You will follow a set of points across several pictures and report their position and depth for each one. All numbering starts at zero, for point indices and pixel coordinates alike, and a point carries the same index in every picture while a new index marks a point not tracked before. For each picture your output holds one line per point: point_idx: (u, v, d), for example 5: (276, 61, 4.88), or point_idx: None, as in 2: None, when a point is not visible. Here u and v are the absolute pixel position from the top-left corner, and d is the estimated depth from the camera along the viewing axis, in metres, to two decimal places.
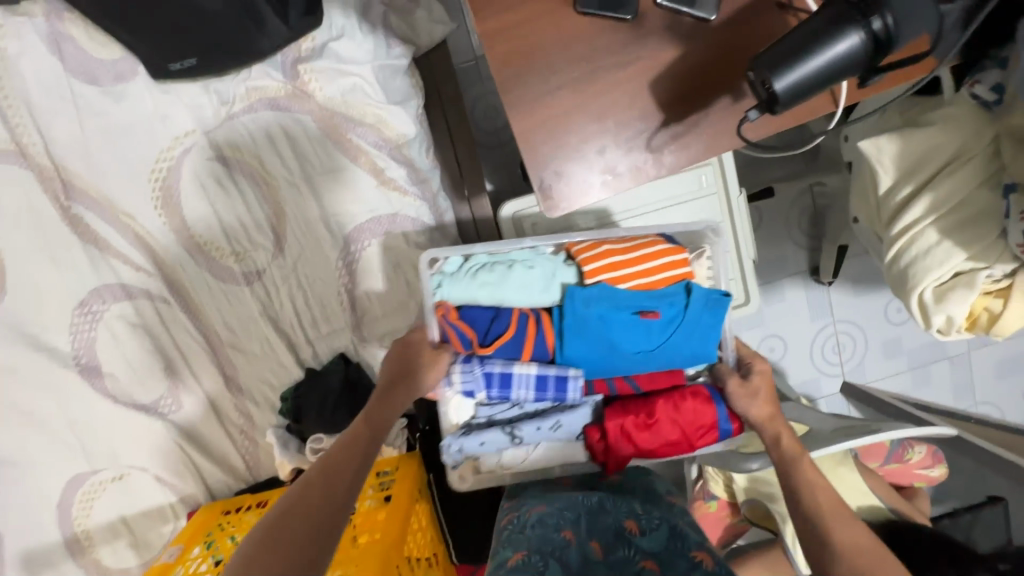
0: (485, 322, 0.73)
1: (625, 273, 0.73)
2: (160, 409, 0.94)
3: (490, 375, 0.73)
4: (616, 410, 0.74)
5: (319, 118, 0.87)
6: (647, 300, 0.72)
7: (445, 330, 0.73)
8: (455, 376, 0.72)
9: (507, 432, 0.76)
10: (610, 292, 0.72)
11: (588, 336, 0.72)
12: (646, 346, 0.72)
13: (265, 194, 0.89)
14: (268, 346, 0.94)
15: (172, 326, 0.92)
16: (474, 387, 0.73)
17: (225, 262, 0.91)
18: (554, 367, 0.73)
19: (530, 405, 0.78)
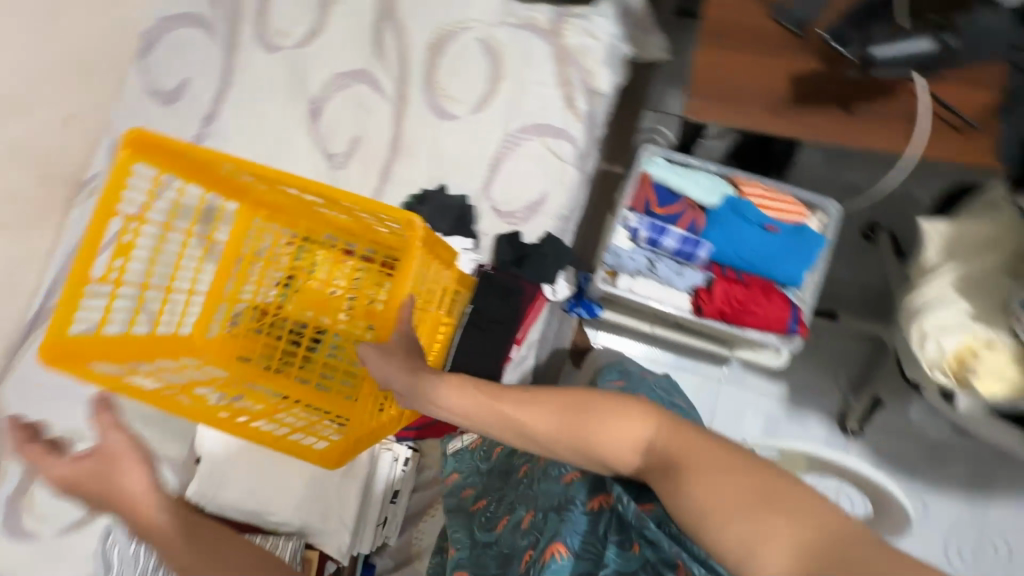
0: (664, 197, 0.99)
1: (767, 203, 0.97)
2: (333, 161, 1.25)
3: (654, 224, 0.97)
4: (723, 282, 0.95)
5: (557, 50, 1.23)
6: (773, 222, 0.96)
7: (637, 189, 0.99)
8: (630, 219, 0.98)
9: (648, 265, 0.96)
10: (752, 208, 0.96)
11: (726, 230, 0.96)
12: (765, 251, 0.95)
13: (494, 74, 1.24)
14: (424, 163, 1.23)
15: (378, 116, 1.26)
16: (642, 227, 0.97)
17: (438, 99, 1.25)
18: (694, 237, 0.96)
19: (670, 257, 0.98)
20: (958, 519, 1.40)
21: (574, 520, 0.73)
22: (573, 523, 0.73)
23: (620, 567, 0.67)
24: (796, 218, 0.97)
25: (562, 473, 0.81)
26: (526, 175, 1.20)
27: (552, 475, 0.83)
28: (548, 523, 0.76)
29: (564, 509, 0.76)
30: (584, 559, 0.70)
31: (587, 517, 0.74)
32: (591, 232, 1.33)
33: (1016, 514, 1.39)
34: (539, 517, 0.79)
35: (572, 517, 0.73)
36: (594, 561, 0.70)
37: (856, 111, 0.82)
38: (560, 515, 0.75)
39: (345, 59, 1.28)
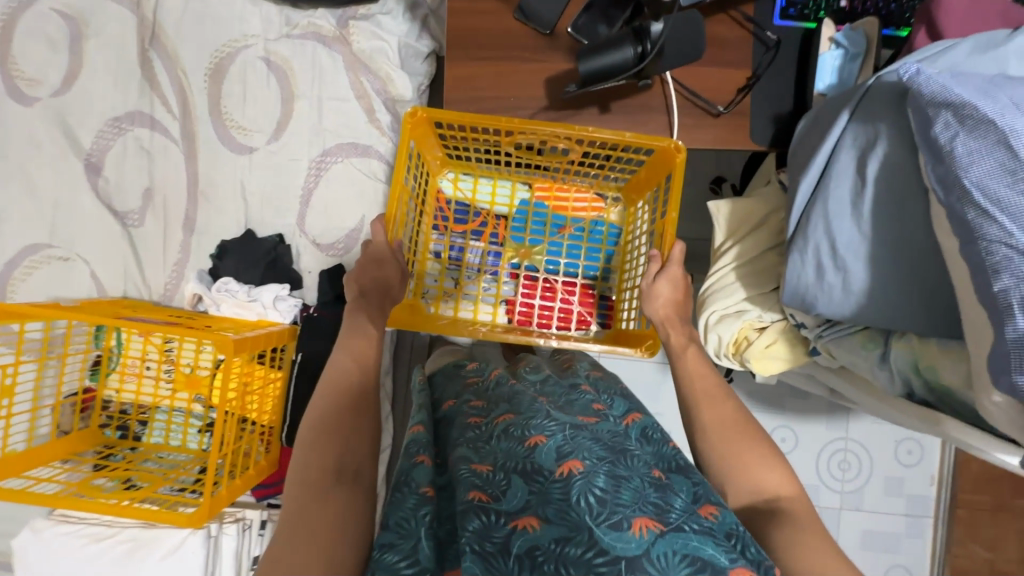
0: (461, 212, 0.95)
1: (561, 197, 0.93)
2: (127, 221, 1.13)
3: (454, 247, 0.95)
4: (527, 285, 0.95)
5: (347, 59, 1.13)
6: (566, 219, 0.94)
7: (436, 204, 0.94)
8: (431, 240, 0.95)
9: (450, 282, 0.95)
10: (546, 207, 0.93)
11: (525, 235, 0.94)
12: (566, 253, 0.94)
13: (285, 94, 1.14)
14: (229, 205, 1.14)
15: (167, 160, 1.14)
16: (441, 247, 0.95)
17: (231, 131, 1.14)
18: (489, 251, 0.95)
19: (473, 269, 0.96)
20: (826, 440, 1.51)
21: (545, 490, 0.60)
22: (545, 493, 0.60)
23: (624, 555, 0.53)
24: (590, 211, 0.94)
25: (527, 435, 0.68)
26: (340, 201, 1.13)
27: (513, 436, 0.68)
28: (512, 482, 0.62)
29: (530, 474, 0.63)
30: (562, 529, 0.56)
31: (557, 486, 0.60)
32: None
33: (871, 426, 1.51)
34: (496, 473, 0.64)
35: (541, 487, 0.61)
36: (573, 528, 0.56)
37: (616, 109, 0.79)
38: (530, 482, 0.62)
39: (115, 102, 1.13)
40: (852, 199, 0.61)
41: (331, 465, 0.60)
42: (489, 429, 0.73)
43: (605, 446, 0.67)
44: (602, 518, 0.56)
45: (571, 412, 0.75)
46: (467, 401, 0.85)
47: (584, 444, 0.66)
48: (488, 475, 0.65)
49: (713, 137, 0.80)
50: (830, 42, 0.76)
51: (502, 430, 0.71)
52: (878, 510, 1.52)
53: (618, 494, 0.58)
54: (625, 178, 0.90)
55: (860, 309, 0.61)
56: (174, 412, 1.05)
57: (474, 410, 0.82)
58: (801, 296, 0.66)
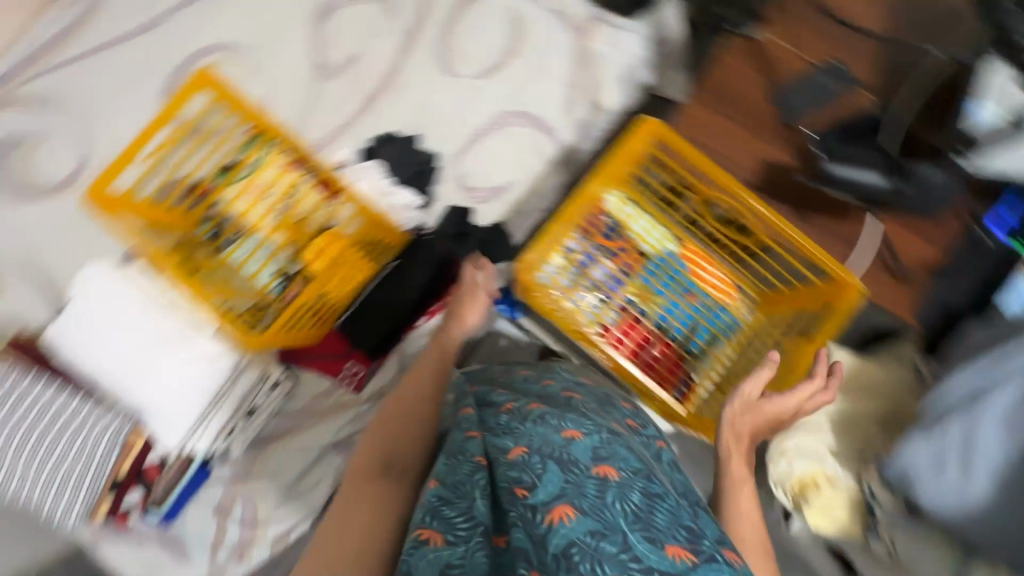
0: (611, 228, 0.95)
1: (703, 266, 0.94)
2: (321, 68, 1.18)
3: (587, 255, 0.95)
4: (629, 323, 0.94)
5: (580, 50, 1.19)
6: (694, 289, 0.95)
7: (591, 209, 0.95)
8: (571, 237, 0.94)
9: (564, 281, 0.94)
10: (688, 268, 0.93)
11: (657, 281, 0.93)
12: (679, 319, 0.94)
13: (512, 47, 1.20)
14: (410, 107, 1.19)
15: (383, 41, 1.21)
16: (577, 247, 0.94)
17: (448, 50, 1.20)
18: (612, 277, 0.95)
19: (591, 282, 0.95)
20: None
21: (580, 484, 0.57)
22: (580, 487, 0.57)
23: (657, 570, 0.50)
24: (721, 294, 0.94)
25: (562, 426, 0.66)
26: (502, 157, 1.18)
27: (549, 423, 0.66)
28: (549, 469, 0.58)
29: (566, 465, 0.60)
30: (596, 524, 0.52)
31: (592, 482, 0.58)
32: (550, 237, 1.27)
33: None
34: (532, 457, 0.60)
35: (577, 478, 0.58)
36: (608, 528, 0.53)
37: None
38: (565, 472, 0.59)
39: None
40: (1005, 413, 0.62)
41: (377, 457, 0.70)
42: (520, 415, 0.69)
43: (639, 460, 0.66)
44: (637, 527, 0.53)
45: (603, 417, 0.73)
46: (495, 390, 0.78)
47: (619, 451, 0.64)
48: (522, 459, 0.61)
49: None
50: None
51: (535, 416, 0.68)
52: None
53: (653, 514, 0.56)
54: (768, 287, 0.92)
55: (969, 519, 0.62)
56: (263, 244, 1.07)
57: (503, 398, 0.75)
58: (909, 473, 0.66)
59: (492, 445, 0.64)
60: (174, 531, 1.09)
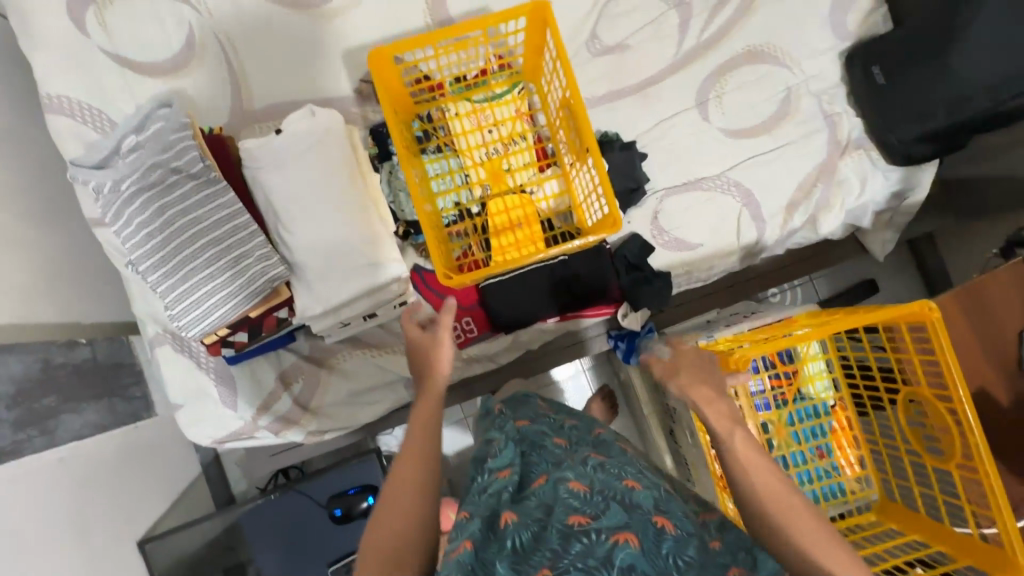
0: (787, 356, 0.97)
1: (844, 438, 0.96)
2: (590, 39, 1.15)
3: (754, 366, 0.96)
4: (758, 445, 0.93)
5: (828, 163, 1.16)
6: (824, 451, 0.96)
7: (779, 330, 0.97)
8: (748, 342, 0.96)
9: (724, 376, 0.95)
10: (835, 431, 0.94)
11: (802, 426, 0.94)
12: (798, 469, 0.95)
13: (769, 122, 1.17)
14: (649, 121, 1.16)
15: (660, 45, 1.16)
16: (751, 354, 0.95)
17: (712, 89, 1.17)
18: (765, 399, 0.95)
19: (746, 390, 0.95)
20: None
21: (643, 524, 0.57)
22: (644, 527, 0.56)
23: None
24: (844, 470, 0.96)
25: (624, 475, 0.65)
26: (703, 215, 1.16)
27: (611, 471, 0.66)
28: (611, 506, 0.58)
29: (628, 505, 0.59)
30: (652, 568, 0.53)
31: (651, 532, 0.57)
32: (691, 309, 1.26)
33: None
34: (595, 494, 0.60)
35: (639, 518, 0.57)
36: (661, 573, 0.53)
37: None
38: (626, 510, 0.59)
39: None
40: None
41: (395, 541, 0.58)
42: (579, 459, 0.70)
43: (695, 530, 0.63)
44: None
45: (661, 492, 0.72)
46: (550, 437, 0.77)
47: (676, 509, 0.62)
48: (584, 495, 0.61)
49: None
50: None
51: (591, 463, 0.68)
52: None
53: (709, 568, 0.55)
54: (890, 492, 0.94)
55: None
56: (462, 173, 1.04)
57: (560, 449, 0.74)
58: None
59: (551, 480, 0.64)
60: (233, 372, 1.06)
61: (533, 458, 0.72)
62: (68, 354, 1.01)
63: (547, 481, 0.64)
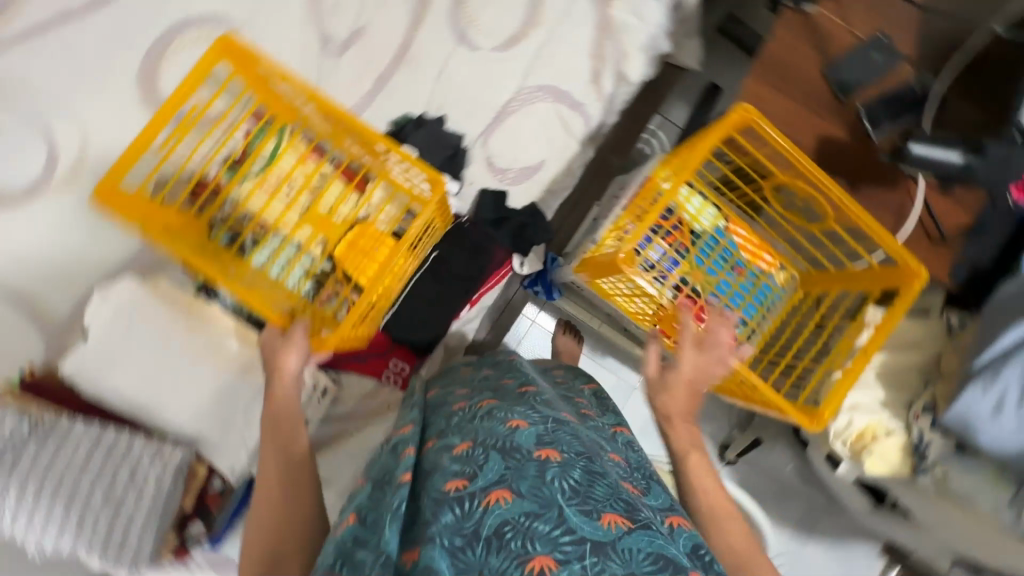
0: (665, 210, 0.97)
1: (752, 241, 0.98)
2: (326, 45, 1.08)
3: (644, 241, 0.96)
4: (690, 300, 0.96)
5: (601, 18, 1.15)
6: (743, 264, 0.99)
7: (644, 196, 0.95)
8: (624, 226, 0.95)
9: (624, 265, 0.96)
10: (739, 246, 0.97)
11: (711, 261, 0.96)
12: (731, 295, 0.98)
13: (530, 15, 1.14)
14: (428, 84, 1.11)
15: (390, 9, 1.10)
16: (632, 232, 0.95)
17: (463, 19, 1.12)
18: (667, 260, 0.97)
19: (650, 264, 0.96)
20: (782, 549, 1.64)
21: (522, 465, 0.63)
22: (521, 468, 0.62)
23: (591, 538, 0.55)
24: (768, 266, 0.99)
25: (507, 418, 0.73)
26: (529, 134, 1.14)
27: (497, 417, 0.75)
28: (488, 459, 0.64)
29: (508, 452, 0.66)
30: (531, 504, 0.58)
31: (533, 465, 0.64)
32: (576, 216, 1.27)
33: (822, 553, 1.64)
34: (476, 449, 0.67)
35: (518, 462, 0.63)
36: (543, 505, 0.58)
37: (861, 193, 0.87)
38: (506, 458, 0.65)
39: None
40: None
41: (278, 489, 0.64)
42: (467, 414, 0.79)
43: (582, 445, 0.72)
44: (573, 501, 0.59)
45: (555, 411, 0.82)
46: (453, 392, 0.90)
47: (562, 437, 0.70)
48: (467, 453, 0.68)
49: (923, 260, 0.89)
50: None
51: (486, 412, 0.77)
52: None
53: (591, 488, 0.61)
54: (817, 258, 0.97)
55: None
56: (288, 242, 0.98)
57: (459, 399, 0.87)
58: (964, 421, 0.74)
59: (439, 447, 0.72)
60: None
61: (431, 419, 0.83)
62: None
63: (433, 448, 0.71)
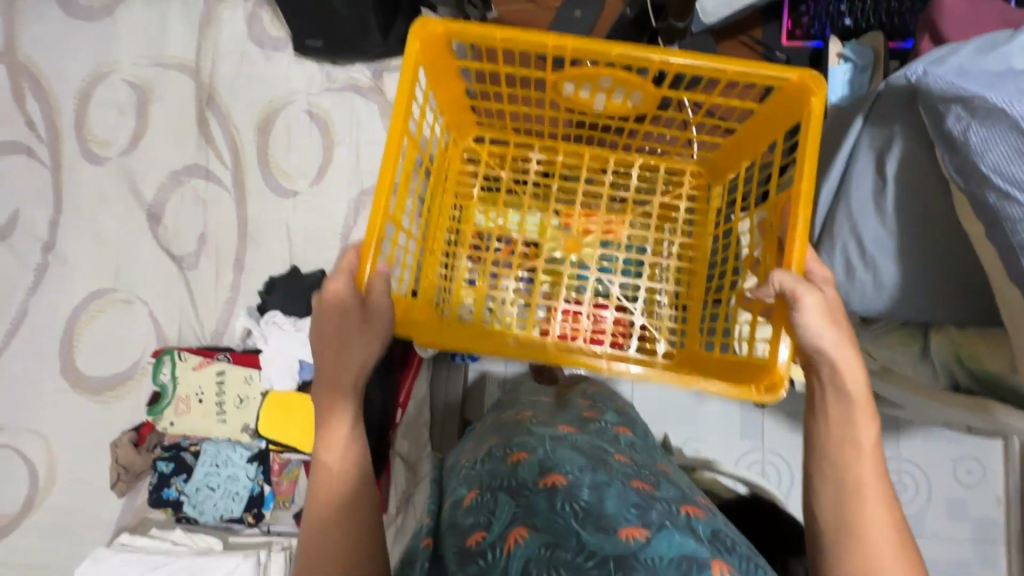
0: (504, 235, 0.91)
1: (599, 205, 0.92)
2: (183, 263, 1.22)
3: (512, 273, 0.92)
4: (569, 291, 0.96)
5: (382, 106, 1.23)
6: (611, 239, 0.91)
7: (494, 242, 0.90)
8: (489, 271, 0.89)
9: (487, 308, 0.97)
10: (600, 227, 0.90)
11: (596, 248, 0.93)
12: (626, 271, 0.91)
13: (326, 141, 1.24)
14: (276, 242, 1.22)
15: (218, 205, 1.23)
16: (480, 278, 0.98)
17: (276, 177, 1.23)
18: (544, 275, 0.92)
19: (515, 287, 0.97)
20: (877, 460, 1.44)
21: (531, 501, 0.61)
22: (531, 506, 0.60)
23: (613, 555, 0.52)
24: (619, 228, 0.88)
25: (508, 453, 0.70)
26: None
27: (498, 457, 0.72)
28: (499, 503, 0.63)
29: (516, 490, 0.64)
30: (549, 536, 0.56)
31: (542, 497, 0.61)
32: None
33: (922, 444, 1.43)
34: (484, 495, 0.66)
35: (528, 499, 0.61)
36: (560, 535, 0.56)
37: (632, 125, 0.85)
38: (517, 497, 0.63)
39: (172, 155, 1.24)
40: (875, 196, 0.63)
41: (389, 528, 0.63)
42: (473, 460, 0.78)
43: (585, 456, 0.67)
44: (587, 524, 0.56)
45: (551, 427, 0.78)
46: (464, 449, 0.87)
47: (564, 456, 0.66)
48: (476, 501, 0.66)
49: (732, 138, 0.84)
50: (840, 57, 0.83)
51: (488, 454, 0.74)
52: (945, 535, 1.37)
53: (602, 501, 0.58)
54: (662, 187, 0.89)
55: (896, 303, 0.61)
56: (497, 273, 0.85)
57: (469, 449, 0.86)
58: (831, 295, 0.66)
59: (452, 503, 0.70)
60: None
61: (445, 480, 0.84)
62: None
63: (447, 508, 0.70)
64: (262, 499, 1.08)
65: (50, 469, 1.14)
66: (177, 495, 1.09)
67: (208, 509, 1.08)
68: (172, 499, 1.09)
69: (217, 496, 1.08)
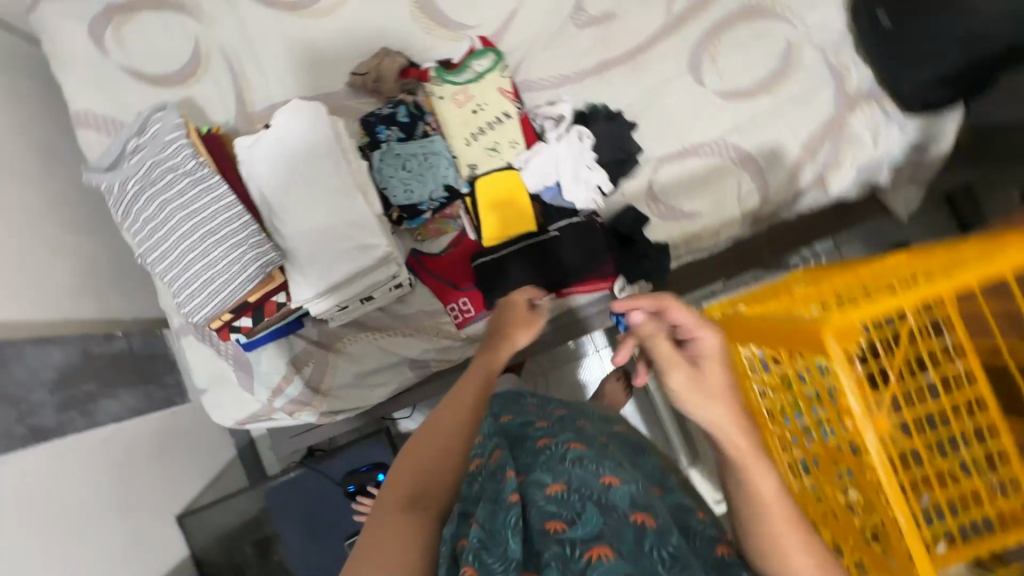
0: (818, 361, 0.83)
1: None
2: (575, 13, 1.14)
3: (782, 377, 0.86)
4: None
5: (834, 118, 1.10)
6: None
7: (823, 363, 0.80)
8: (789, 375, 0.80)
9: None
10: None
11: None
12: None
13: (766, 81, 1.12)
14: (641, 91, 1.14)
15: (647, 13, 1.14)
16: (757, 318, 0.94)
17: (705, 54, 1.13)
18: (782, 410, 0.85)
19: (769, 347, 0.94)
20: None
21: (620, 526, 0.63)
22: (619, 530, 0.62)
23: None
24: None
25: (601, 471, 0.72)
26: (701, 184, 1.12)
27: (588, 465, 0.74)
28: (588, 509, 0.64)
29: (605, 508, 0.66)
30: (629, 564, 0.58)
31: (628, 529, 0.63)
32: (698, 279, 1.21)
33: None
34: (573, 496, 0.67)
35: (615, 521, 0.63)
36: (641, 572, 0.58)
37: None
38: (604, 512, 0.65)
39: None
40: None
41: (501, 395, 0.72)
42: (559, 453, 0.78)
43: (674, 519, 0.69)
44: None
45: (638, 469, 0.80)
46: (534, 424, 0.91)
47: (655, 504, 0.69)
48: (561, 495, 0.68)
49: None
50: None
51: (575, 455, 0.76)
52: None
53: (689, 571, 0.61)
54: None
55: None
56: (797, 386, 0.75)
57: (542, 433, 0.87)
58: None
59: (531, 480, 0.71)
60: (249, 357, 1.13)
61: (518, 449, 0.83)
62: (107, 344, 1.12)
63: (527, 480, 0.71)
64: (416, 215, 1.09)
65: (333, 7, 1.15)
66: (383, 139, 1.07)
67: (386, 174, 1.06)
68: (376, 134, 1.07)
69: (400, 175, 1.06)
